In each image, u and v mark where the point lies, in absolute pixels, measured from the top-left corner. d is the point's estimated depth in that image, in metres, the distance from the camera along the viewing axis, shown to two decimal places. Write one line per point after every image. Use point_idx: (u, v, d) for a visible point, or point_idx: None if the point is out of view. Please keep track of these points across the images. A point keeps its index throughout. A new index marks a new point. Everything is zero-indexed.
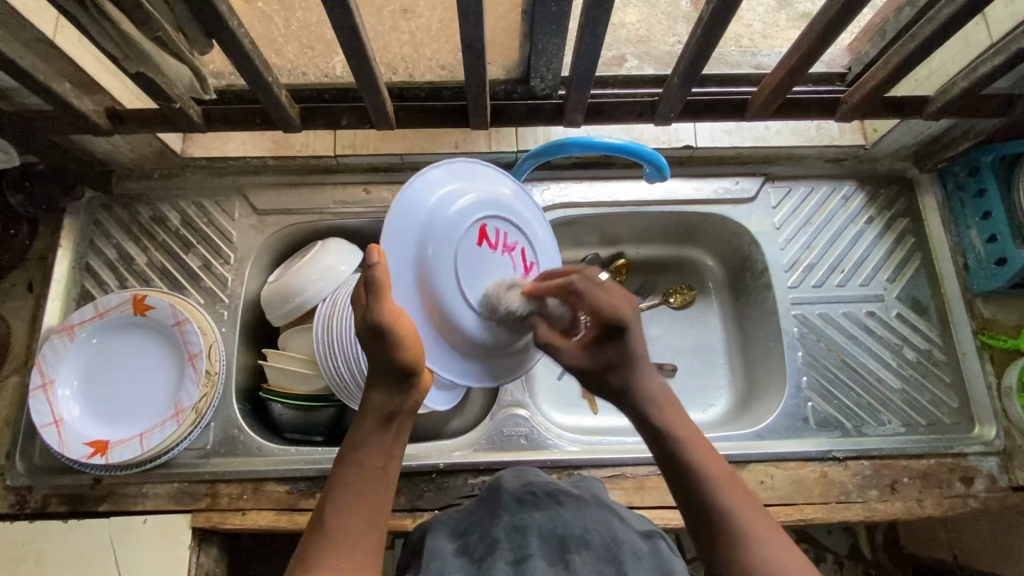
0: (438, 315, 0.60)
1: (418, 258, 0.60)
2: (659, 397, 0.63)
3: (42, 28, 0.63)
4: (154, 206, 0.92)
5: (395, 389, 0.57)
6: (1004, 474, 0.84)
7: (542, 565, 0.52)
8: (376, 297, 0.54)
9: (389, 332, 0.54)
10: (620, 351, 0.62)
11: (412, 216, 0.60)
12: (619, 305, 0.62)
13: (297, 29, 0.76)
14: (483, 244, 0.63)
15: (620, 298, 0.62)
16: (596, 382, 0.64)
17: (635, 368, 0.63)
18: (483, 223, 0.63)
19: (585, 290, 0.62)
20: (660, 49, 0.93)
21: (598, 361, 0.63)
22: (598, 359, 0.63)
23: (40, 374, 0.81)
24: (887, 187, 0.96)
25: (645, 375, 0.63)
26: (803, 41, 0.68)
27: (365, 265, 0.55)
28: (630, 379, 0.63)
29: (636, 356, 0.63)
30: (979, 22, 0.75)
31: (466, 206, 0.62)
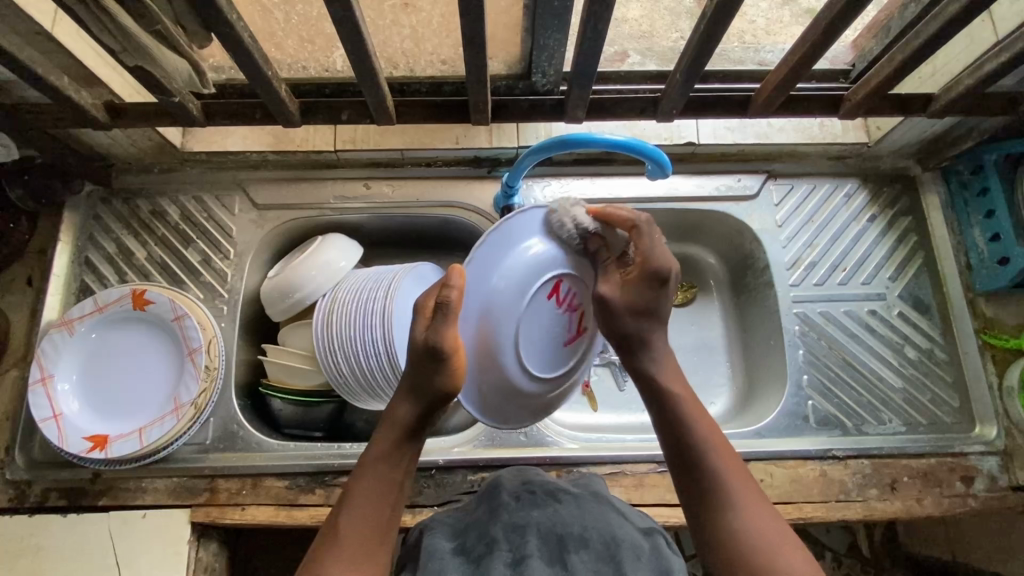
0: (486, 352, 0.65)
1: (485, 297, 0.64)
2: (665, 364, 0.65)
3: (40, 22, 0.62)
4: (154, 201, 0.92)
5: (422, 407, 0.60)
6: (1004, 473, 0.84)
7: (541, 566, 0.52)
8: (449, 318, 0.59)
9: (449, 356, 0.59)
10: (650, 310, 0.66)
11: (496, 254, 0.65)
12: (666, 255, 0.66)
13: (297, 24, 0.75)
14: (552, 299, 0.67)
15: (665, 249, 0.66)
16: (613, 322, 0.66)
17: (655, 322, 0.66)
18: (557, 281, 0.67)
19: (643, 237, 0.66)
20: (663, 44, 0.93)
21: (632, 307, 0.65)
22: (630, 304, 0.65)
23: (39, 369, 0.80)
24: (890, 186, 0.96)
25: (660, 334, 0.66)
26: (806, 38, 0.67)
27: (445, 284, 0.60)
28: (646, 331, 0.66)
29: (659, 314, 0.66)
30: (984, 19, 0.75)
31: (543, 259, 0.66)
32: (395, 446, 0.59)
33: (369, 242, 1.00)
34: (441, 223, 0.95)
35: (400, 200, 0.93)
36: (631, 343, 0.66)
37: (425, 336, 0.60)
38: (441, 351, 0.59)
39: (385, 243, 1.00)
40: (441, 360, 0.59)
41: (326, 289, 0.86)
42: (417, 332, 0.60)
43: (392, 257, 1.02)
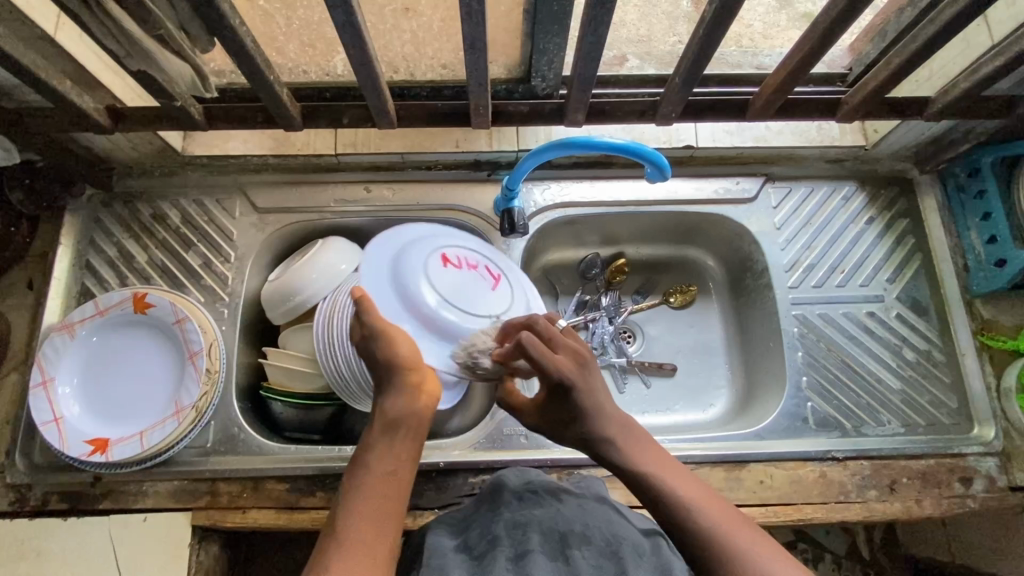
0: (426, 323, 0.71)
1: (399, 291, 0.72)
2: (623, 439, 0.63)
3: (44, 26, 0.62)
4: (155, 204, 0.92)
5: (398, 392, 0.62)
6: (1003, 474, 0.85)
7: (543, 560, 0.52)
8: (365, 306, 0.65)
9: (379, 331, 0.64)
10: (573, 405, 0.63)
11: (381, 255, 0.75)
12: (562, 362, 0.64)
13: (298, 28, 0.76)
14: (449, 266, 0.75)
15: (561, 357, 0.64)
16: (556, 437, 0.67)
17: (592, 414, 0.63)
18: (444, 251, 0.76)
19: (540, 331, 0.68)
20: (661, 48, 0.93)
21: (558, 415, 0.65)
22: (552, 420, 0.66)
23: (40, 372, 0.80)
24: (887, 188, 0.97)
25: (607, 421, 0.63)
26: (805, 42, 0.68)
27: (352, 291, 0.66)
28: (586, 429, 0.63)
29: (594, 403, 0.63)
30: (980, 23, 0.75)
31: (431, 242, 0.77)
32: (387, 436, 0.60)
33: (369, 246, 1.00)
34: None
35: (401, 204, 0.93)
36: (585, 442, 0.64)
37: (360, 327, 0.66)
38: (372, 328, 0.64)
39: None
40: (377, 334, 0.64)
41: (326, 290, 0.86)
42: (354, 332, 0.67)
43: None
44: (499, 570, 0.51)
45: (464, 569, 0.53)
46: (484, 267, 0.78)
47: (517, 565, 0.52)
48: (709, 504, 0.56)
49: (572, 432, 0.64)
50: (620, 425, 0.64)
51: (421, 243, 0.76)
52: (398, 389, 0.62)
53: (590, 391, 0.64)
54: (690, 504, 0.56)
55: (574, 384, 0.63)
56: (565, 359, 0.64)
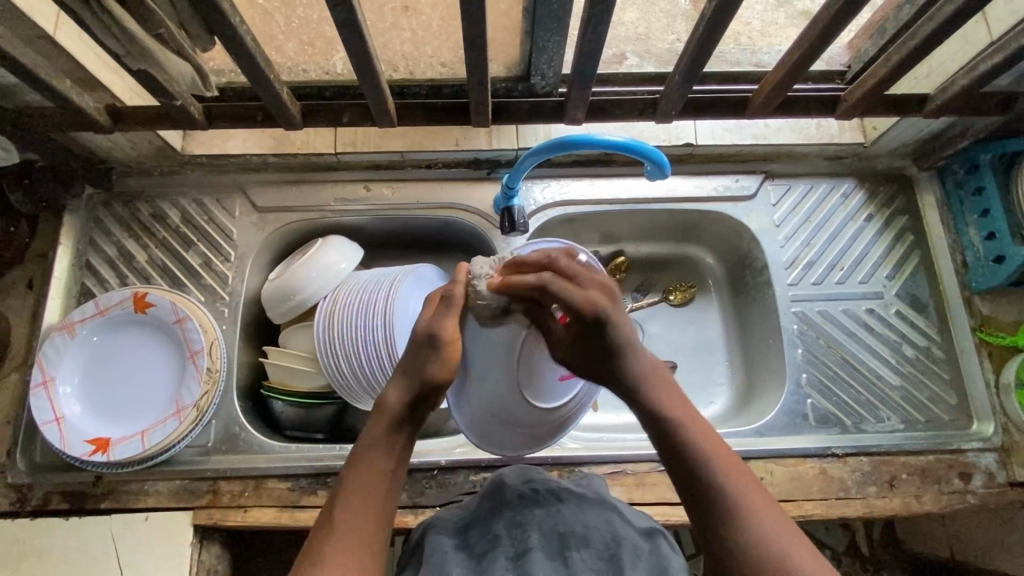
0: (478, 386, 0.66)
1: (479, 340, 0.65)
2: (651, 382, 0.63)
3: (43, 25, 0.62)
4: (155, 204, 0.92)
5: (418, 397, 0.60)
6: (1002, 469, 0.85)
7: (541, 560, 0.53)
8: (446, 312, 0.61)
9: (445, 344, 0.60)
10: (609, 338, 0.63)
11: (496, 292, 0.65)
12: (593, 297, 0.63)
13: (298, 27, 0.76)
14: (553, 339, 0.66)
15: (586, 291, 0.64)
16: (581, 365, 0.64)
17: (625, 353, 0.63)
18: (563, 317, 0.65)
19: (563, 265, 0.65)
20: (659, 46, 0.93)
21: (586, 352, 0.64)
22: (587, 354, 0.63)
23: (41, 372, 0.80)
24: (886, 185, 0.97)
25: (631, 362, 0.63)
26: (804, 39, 0.68)
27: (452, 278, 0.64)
28: (617, 366, 0.63)
29: (626, 341, 0.63)
30: (979, 20, 0.76)
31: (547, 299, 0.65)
32: (387, 434, 0.59)
33: (369, 245, 1.00)
34: (442, 225, 0.95)
35: (401, 202, 0.93)
36: (602, 377, 0.64)
37: (427, 323, 0.62)
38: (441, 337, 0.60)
39: (386, 245, 1.00)
40: (437, 347, 0.60)
41: (326, 291, 0.86)
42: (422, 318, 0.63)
43: (392, 259, 1.02)
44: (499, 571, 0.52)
45: (464, 568, 0.53)
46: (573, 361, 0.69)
47: (517, 566, 0.53)
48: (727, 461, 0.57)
49: (596, 365, 0.63)
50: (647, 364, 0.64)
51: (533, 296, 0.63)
52: (405, 389, 0.60)
53: (622, 325, 0.63)
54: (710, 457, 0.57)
55: (608, 317, 0.62)
56: (600, 291, 0.64)
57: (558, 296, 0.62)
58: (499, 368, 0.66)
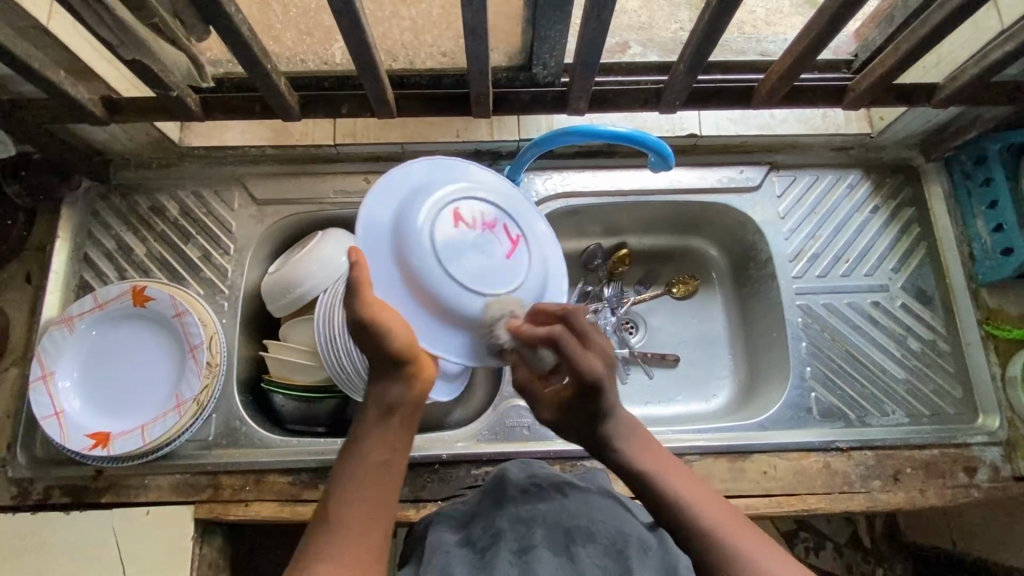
0: (422, 295, 0.59)
1: (396, 254, 0.59)
2: (630, 442, 0.60)
3: (36, 15, 0.61)
4: (153, 196, 0.91)
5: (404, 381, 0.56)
6: (1006, 463, 0.84)
7: (547, 557, 0.52)
8: (358, 294, 0.54)
9: (371, 323, 0.54)
10: (590, 408, 0.59)
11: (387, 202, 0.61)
12: (594, 364, 0.57)
13: (296, 16, 0.76)
14: (461, 225, 0.60)
15: (593, 359, 0.57)
16: (572, 434, 0.62)
17: (609, 419, 0.60)
18: (460, 204, 0.61)
19: (567, 345, 0.57)
20: (663, 36, 0.92)
21: (570, 415, 0.60)
22: (572, 416, 0.60)
23: (40, 366, 0.80)
24: (893, 176, 0.96)
25: (618, 434, 0.60)
26: (811, 27, 0.66)
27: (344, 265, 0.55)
28: (602, 436, 0.60)
29: (611, 409, 0.60)
30: (990, 8, 0.74)
31: (446, 192, 0.61)
32: (380, 424, 0.56)
33: None
34: None
35: None
36: (592, 445, 0.62)
37: (350, 312, 0.55)
38: (363, 322, 0.54)
39: None
40: (369, 329, 0.54)
41: (326, 284, 0.85)
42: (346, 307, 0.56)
43: None
44: (504, 568, 0.51)
45: (467, 567, 0.53)
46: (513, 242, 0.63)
47: (521, 563, 0.52)
48: (697, 493, 0.56)
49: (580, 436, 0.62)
50: (631, 425, 0.61)
51: (429, 195, 0.61)
52: (381, 374, 0.56)
53: (615, 395, 0.59)
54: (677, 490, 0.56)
55: (604, 387, 0.57)
56: (603, 359, 0.58)
57: (564, 354, 0.57)
58: (428, 267, 0.58)
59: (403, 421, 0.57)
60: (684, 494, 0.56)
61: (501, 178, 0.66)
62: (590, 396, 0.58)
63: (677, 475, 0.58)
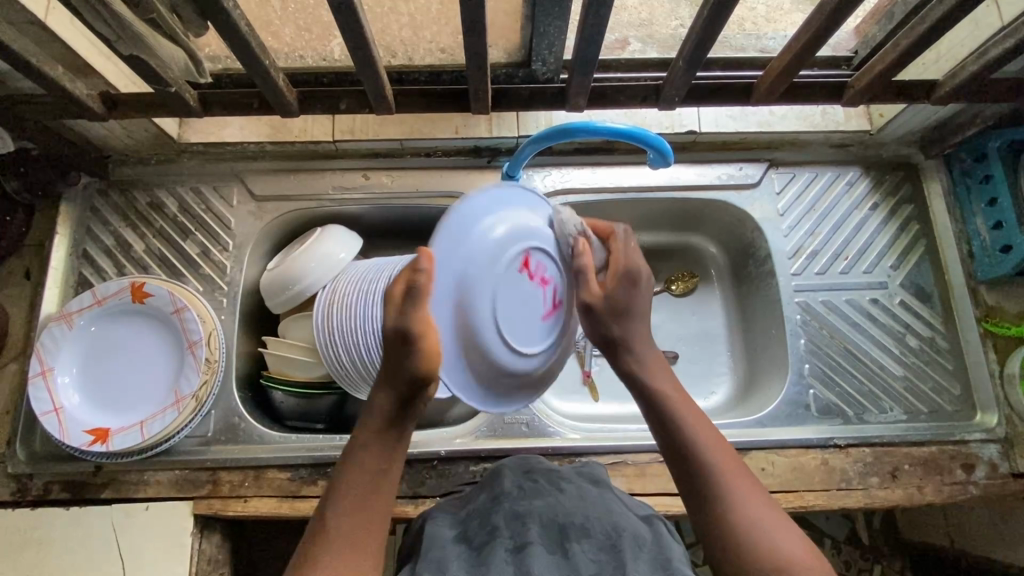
0: (467, 328, 0.62)
1: (458, 283, 0.62)
2: (649, 363, 0.67)
3: (33, 10, 0.61)
4: (152, 192, 0.91)
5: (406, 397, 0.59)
6: (1004, 460, 0.84)
7: (542, 553, 0.52)
8: (415, 305, 0.57)
9: (419, 340, 0.56)
10: (630, 304, 0.68)
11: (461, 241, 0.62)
12: (640, 263, 0.70)
13: (294, 10, 0.75)
14: (524, 274, 0.66)
15: (639, 255, 0.71)
16: (596, 329, 0.68)
17: (635, 321, 0.68)
18: (528, 255, 0.67)
19: (624, 239, 0.72)
20: (663, 32, 0.92)
21: (611, 306, 0.67)
22: (609, 304, 0.67)
23: (39, 362, 0.80)
24: (892, 173, 0.95)
25: (637, 327, 0.68)
26: (811, 24, 0.66)
27: (412, 268, 0.58)
28: (627, 330, 0.67)
29: (639, 309, 0.68)
30: (990, 4, 0.74)
31: (503, 236, 0.65)
32: (380, 434, 0.59)
33: (368, 234, 0.99)
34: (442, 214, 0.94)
35: (400, 191, 0.92)
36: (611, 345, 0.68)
37: (393, 323, 0.57)
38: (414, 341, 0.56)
39: (386, 234, 1.00)
40: (412, 344, 0.57)
41: (326, 280, 0.85)
42: (388, 319, 0.58)
43: (392, 249, 1.01)
44: (500, 562, 0.51)
45: (463, 562, 0.53)
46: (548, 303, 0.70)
47: (516, 558, 0.52)
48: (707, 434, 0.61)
49: (605, 335, 0.68)
50: (650, 348, 0.68)
51: (496, 233, 0.65)
52: (393, 389, 0.59)
53: (646, 292, 0.69)
54: (692, 427, 0.61)
55: (643, 279, 0.69)
56: (645, 257, 0.71)
57: (620, 250, 0.71)
58: (485, 308, 0.63)
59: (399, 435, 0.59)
60: (697, 432, 0.60)
61: (546, 214, 0.71)
62: (634, 285, 0.68)
63: (693, 415, 0.62)
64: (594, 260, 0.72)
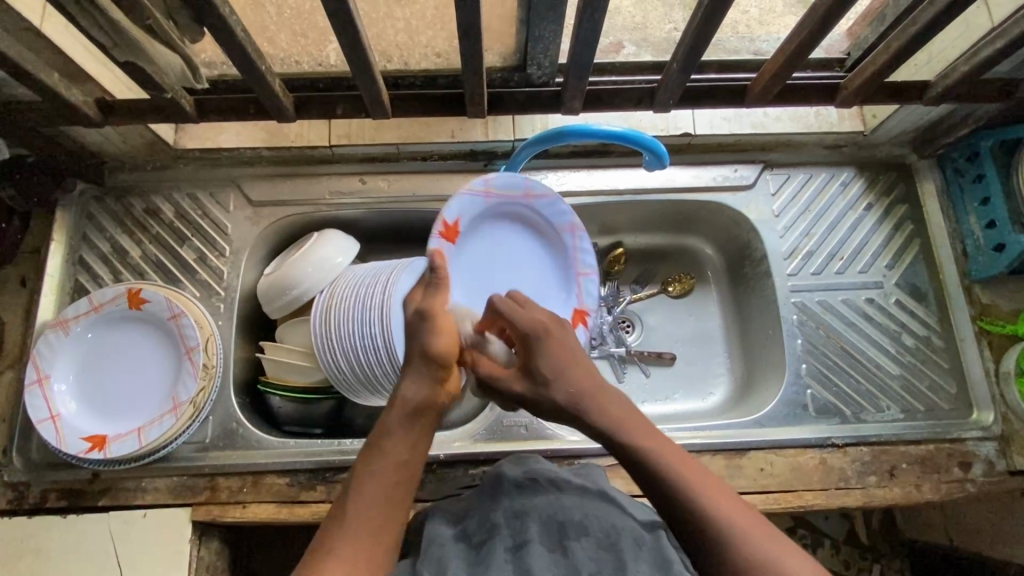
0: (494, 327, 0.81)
1: None
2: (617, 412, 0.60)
3: (29, 17, 0.61)
4: (148, 198, 0.91)
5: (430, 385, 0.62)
6: (1001, 458, 0.85)
7: (540, 551, 0.52)
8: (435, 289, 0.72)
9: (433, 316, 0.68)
10: (551, 365, 0.63)
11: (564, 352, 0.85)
12: (538, 317, 0.68)
13: (289, 17, 0.75)
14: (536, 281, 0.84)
15: (539, 311, 0.69)
16: (541, 405, 0.63)
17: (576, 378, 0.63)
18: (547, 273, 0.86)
19: (507, 310, 0.69)
20: (657, 35, 0.93)
21: (534, 380, 0.64)
22: (532, 381, 0.64)
23: (35, 369, 0.80)
24: (886, 174, 0.96)
25: (564, 363, 0.64)
26: (802, 28, 0.67)
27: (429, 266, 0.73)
28: (565, 387, 0.62)
29: (575, 367, 0.63)
30: (980, 6, 0.75)
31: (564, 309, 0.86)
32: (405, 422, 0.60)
33: (364, 238, 0.99)
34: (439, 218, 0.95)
35: (397, 195, 0.92)
36: (570, 407, 0.62)
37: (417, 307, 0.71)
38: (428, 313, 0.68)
39: (384, 238, 1.00)
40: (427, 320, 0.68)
41: (324, 284, 0.85)
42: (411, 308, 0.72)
43: (389, 252, 1.01)
44: (498, 563, 0.51)
45: (463, 559, 0.53)
46: (454, 217, 0.75)
47: (515, 558, 0.52)
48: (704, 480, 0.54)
49: (549, 404, 0.63)
50: (614, 396, 0.62)
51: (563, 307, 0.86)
52: (419, 375, 0.63)
53: (567, 343, 0.66)
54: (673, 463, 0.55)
55: (552, 331, 0.67)
56: (548, 311, 0.70)
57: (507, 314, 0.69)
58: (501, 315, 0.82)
59: (425, 424, 0.61)
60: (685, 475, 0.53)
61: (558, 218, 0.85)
62: (543, 342, 0.66)
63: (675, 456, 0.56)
64: (491, 353, 0.72)
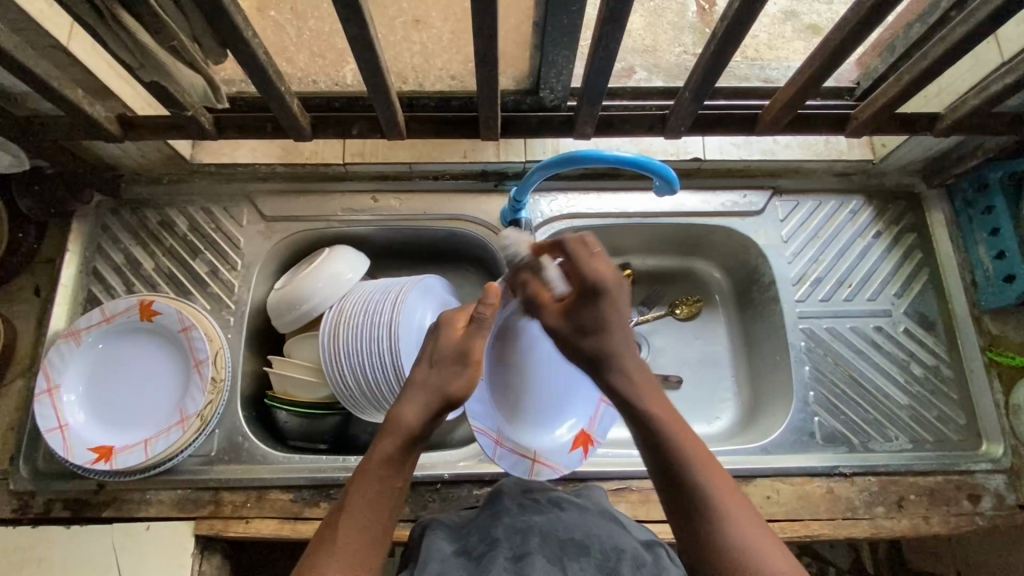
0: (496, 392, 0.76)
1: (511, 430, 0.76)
2: (635, 375, 0.62)
3: (56, 35, 0.63)
4: (163, 212, 0.93)
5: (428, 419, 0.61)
6: (1011, 492, 0.84)
7: (541, 564, 0.51)
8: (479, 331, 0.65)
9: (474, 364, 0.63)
10: (594, 317, 0.63)
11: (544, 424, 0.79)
12: (601, 269, 0.62)
13: (309, 38, 0.77)
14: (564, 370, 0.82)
15: (606, 263, 0.63)
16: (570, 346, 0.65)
17: (608, 335, 0.63)
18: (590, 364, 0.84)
19: (574, 252, 0.63)
20: (668, 59, 0.94)
21: (574, 325, 0.64)
22: (573, 323, 0.64)
23: (46, 378, 0.80)
24: (894, 203, 0.96)
25: (619, 312, 0.63)
26: (815, 58, 0.68)
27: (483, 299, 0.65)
28: (603, 344, 0.63)
29: (609, 323, 0.63)
30: (990, 41, 0.76)
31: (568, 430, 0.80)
32: (402, 450, 0.59)
33: (374, 254, 1.00)
34: (448, 236, 0.95)
35: (408, 212, 0.93)
36: (597, 362, 0.63)
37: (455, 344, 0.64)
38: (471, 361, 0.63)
39: (393, 254, 1.00)
40: (466, 367, 0.63)
41: (333, 301, 0.86)
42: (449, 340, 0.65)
43: (398, 269, 1.02)
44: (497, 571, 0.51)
45: (462, 570, 0.52)
46: None
47: (516, 567, 0.51)
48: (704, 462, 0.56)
49: (580, 350, 0.64)
50: (638, 362, 0.63)
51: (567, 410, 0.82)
52: (424, 406, 0.61)
53: (617, 304, 0.63)
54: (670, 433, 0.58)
55: (610, 290, 0.62)
56: (615, 267, 0.63)
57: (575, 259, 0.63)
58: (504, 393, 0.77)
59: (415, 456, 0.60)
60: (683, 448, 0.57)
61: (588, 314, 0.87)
62: (595, 296, 0.62)
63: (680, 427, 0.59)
64: (547, 278, 0.67)
